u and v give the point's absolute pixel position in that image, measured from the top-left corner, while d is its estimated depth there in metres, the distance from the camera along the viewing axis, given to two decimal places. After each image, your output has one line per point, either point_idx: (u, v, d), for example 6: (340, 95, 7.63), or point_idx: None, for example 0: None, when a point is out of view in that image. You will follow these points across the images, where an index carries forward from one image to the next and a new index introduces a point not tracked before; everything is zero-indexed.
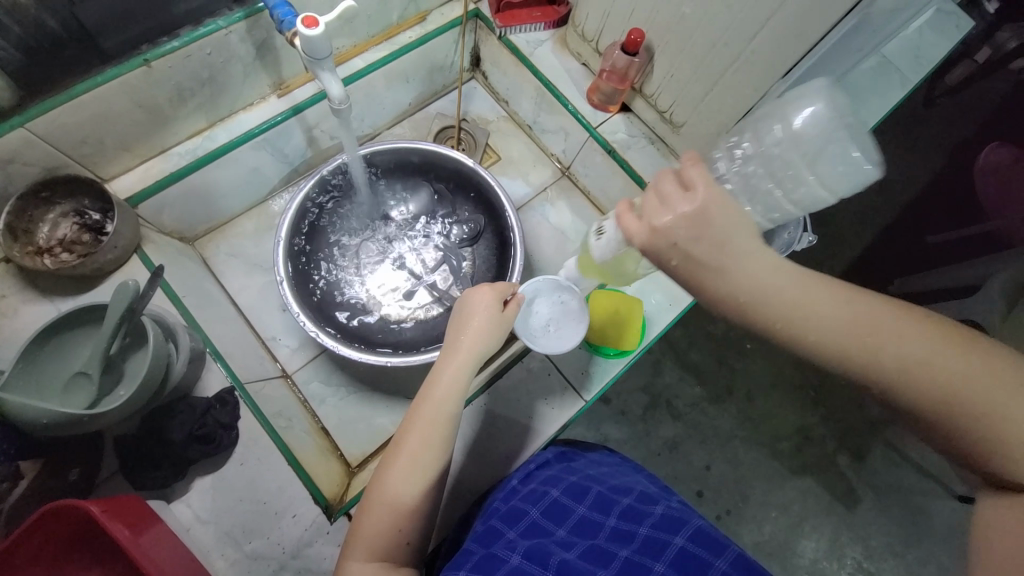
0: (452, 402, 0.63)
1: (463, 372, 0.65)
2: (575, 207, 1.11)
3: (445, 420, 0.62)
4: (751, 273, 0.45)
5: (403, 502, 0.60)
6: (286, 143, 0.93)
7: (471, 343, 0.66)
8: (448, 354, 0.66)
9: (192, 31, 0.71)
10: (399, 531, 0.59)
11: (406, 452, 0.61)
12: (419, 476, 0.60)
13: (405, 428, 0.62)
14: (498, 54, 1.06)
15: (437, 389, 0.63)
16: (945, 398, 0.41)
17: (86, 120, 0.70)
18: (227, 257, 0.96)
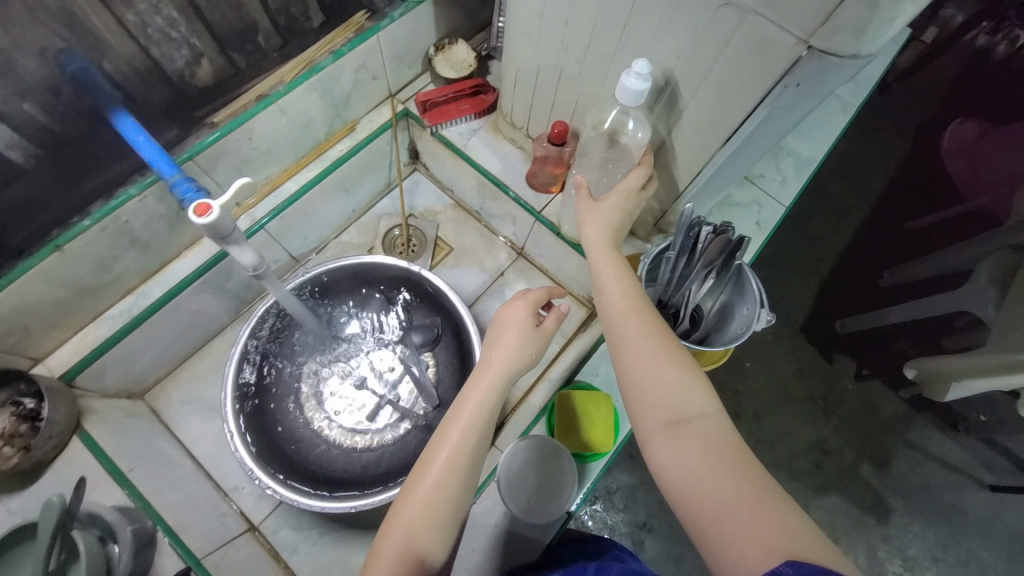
0: (481, 429, 0.59)
1: (494, 391, 0.61)
2: (535, 287, 1.07)
3: (472, 451, 0.58)
4: (599, 243, 0.69)
5: (422, 550, 0.54)
6: (227, 280, 0.90)
7: (501, 360, 0.63)
8: (479, 370, 0.63)
9: (103, 206, 0.70)
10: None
11: (431, 490, 0.55)
12: (453, 505, 0.56)
13: (429, 460, 0.58)
14: (434, 147, 1.05)
15: (466, 410, 0.60)
16: (653, 361, 0.57)
17: (6, 313, 0.68)
18: (181, 405, 0.92)
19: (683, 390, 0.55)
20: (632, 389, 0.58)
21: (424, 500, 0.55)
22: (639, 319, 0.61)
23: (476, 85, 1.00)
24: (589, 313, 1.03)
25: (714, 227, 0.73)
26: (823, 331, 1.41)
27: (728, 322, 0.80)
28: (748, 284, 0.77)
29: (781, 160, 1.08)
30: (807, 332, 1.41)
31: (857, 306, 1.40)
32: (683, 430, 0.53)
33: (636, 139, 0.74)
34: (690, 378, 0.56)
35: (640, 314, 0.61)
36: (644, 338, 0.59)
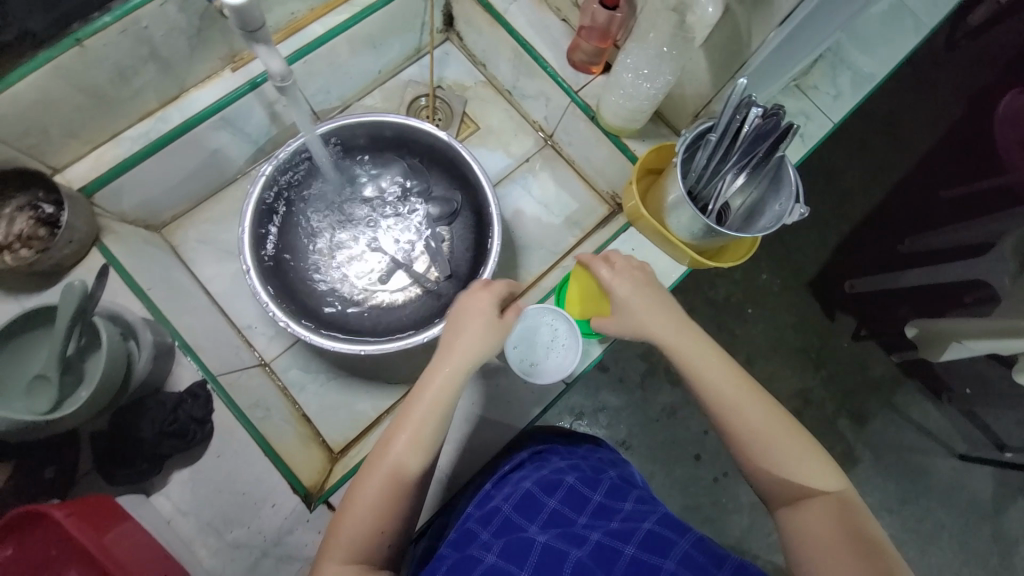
0: (443, 406, 0.63)
1: (454, 377, 0.64)
2: (559, 178, 1.04)
3: (429, 433, 0.62)
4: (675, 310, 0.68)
5: (383, 508, 0.59)
6: (247, 122, 0.88)
7: (466, 345, 0.65)
8: (444, 353, 0.66)
9: (124, 3, 0.66)
10: (379, 534, 0.59)
11: (393, 457, 0.61)
12: (411, 474, 0.61)
13: (392, 435, 0.62)
14: (471, 11, 0.97)
15: (432, 389, 0.63)
16: (752, 436, 0.61)
17: (22, 108, 0.66)
18: (198, 243, 0.92)
19: (795, 460, 0.60)
20: (744, 457, 0.62)
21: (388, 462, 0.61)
22: (731, 386, 0.63)
23: None
24: (610, 211, 1.01)
25: (765, 110, 0.69)
26: (834, 285, 1.38)
27: (756, 218, 0.77)
28: (786, 178, 0.74)
29: (839, 74, 1.00)
30: (815, 287, 1.38)
31: (868, 263, 1.38)
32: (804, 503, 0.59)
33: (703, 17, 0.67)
34: (801, 450, 0.61)
35: (734, 388, 0.63)
36: (741, 408, 0.62)
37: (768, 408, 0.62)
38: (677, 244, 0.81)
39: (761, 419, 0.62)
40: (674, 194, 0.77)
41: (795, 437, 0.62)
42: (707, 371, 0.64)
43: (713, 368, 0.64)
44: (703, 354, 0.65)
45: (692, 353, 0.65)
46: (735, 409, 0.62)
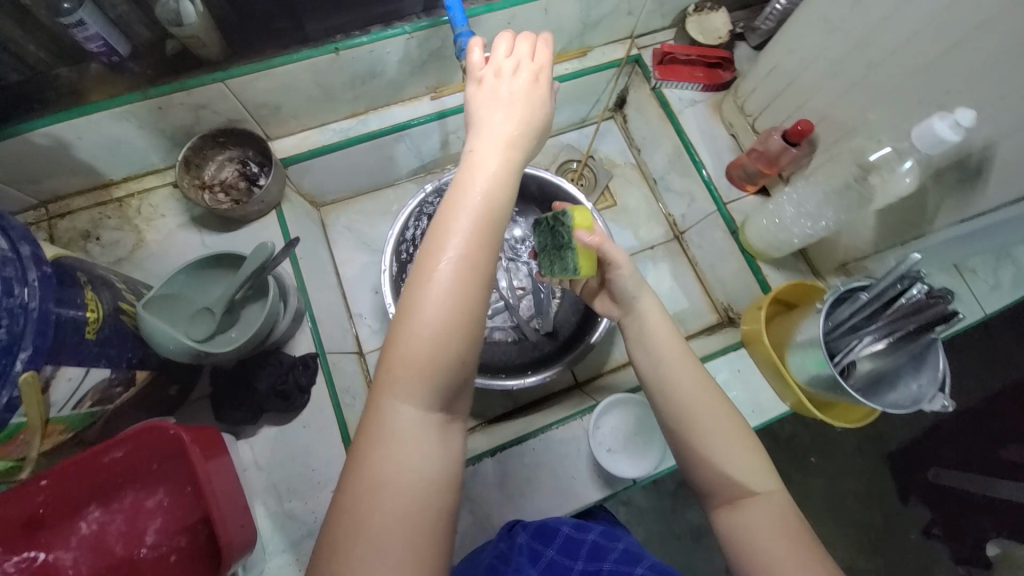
0: (492, 202, 0.47)
1: (491, 188, 0.47)
2: (677, 273, 1.06)
3: (477, 247, 0.45)
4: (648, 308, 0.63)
5: (456, 300, 0.44)
6: (424, 142, 0.98)
7: (495, 131, 0.51)
8: (473, 151, 0.49)
9: (380, 31, 0.78)
10: (455, 301, 0.44)
11: (452, 232, 0.45)
12: (458, 299, 0.44)
13: (440, 272, 0.44)
14: (646, 102, 1.04)
15: (473, 220, 0.45)
16: (690, 432, 0.55)
17: (272, 87, 0.79)
18: (344, 229, 1.03)
19: (740, 458, 0.54)
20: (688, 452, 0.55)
21: (430, 324, 0.43)
22: (681, 365, 0.58)
23: (720, 57, 0.97)
24: (718, 322, 1.01)
25: (930, 291, 0.67)
26: (916, 469, 1.26)
27: (886, 389, 0.73)
28: (930, 362, 0.70)
29: (1001, 268, 0.95)
30: (892, 460, 1.27)
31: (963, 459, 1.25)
32: (746, 504, 0.52)
33: (894, 184, 0.67)
34: (746, 450, 0.54)
35: (689, 380, 0.57)
36: (674, 394, 0.57)
37: (714, 401, 0.56)
38: (790, 383, 0.79)
39: (701, 412, 0.56)
40: (803, 334, 0.76)
41: (738, 427, 0.56)
42: (657, 355, 0.59)
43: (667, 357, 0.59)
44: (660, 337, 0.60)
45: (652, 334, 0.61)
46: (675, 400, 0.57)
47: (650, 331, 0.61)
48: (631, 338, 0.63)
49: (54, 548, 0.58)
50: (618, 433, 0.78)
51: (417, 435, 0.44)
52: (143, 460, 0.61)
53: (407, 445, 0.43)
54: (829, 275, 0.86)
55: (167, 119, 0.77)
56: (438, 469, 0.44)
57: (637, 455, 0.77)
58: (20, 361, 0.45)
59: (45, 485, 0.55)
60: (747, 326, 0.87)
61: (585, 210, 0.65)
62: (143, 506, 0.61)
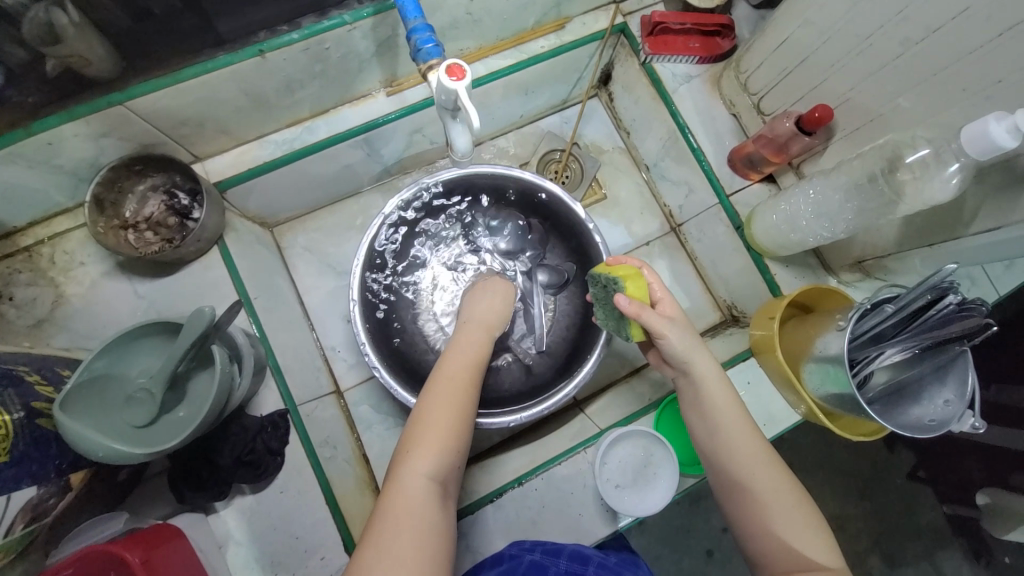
0: (474, 367, 0.65)
1: (477, 352, 0.66)
2: (676, 270, 0.97)
3: (471, 379, 0.64)
4: (699, 367, 0.61)
5: (453, 424, 0.60)
6: (385, 145, 0.85)
7: (485, 314, 0.71)
8: (469, 325, 0.70)
9: (315, 23, 0.63)
10: (450, 434, 0.59)
11: (449, 371, 0.64)
12: (455, 425, 0.60)
13: (444, 382, 0.62)
14: (634, 79, 0.92)
15: (473, 341, 0.67)
16: (743, 487, 0.58)
17: (190, 103, 0.65)
18: (303, 250, 0.91)
19: (796, 524, 0.55)
20: (740, 508, 0.58)
21: (431, 430, 0.59)
22: (740, 434, 0.59)
23: (718, 23, 0.84)
24: (721, 320, 0.95)
25: (964, 300, 0.61)
26: None
27: (911, 405, 0.67)
28: (960, 374, 0.64)
29: None
30: None
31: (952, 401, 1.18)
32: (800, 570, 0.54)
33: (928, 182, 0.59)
34: (800, 514, 0.56)
35: (740, 437, 0.59)
36: (728, 449, 0.59)
37: (766, 460, 0.58)
38: (804, 397, 0.72)
39: (755, 470, 0.58)
40: (819, 347, 0.69)
41: (787, 484, 0.58)
42: (708, 408, 0.60)
43: (719, 410, 0.60)
44: (714, 391, 0.60)
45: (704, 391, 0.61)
46: (728, 455, 0.59)
47: (709, 401, 0.61)
48: (686, 404, 0.63)
49: None
50: (626, 463, 0.74)
51: (423, 517, 0.54)
52: (106, 564, 0.51)
53: (418, 525, 0.54)
54: (842, 273, 0.80)
55: (64, 153, 0.63)
56: (434, 540, 0.54)
57: (648, 483, 0.72)
58: None
59: None
60: (757, 332, 0.80)
61: (637, 277, 0.63)
62: None
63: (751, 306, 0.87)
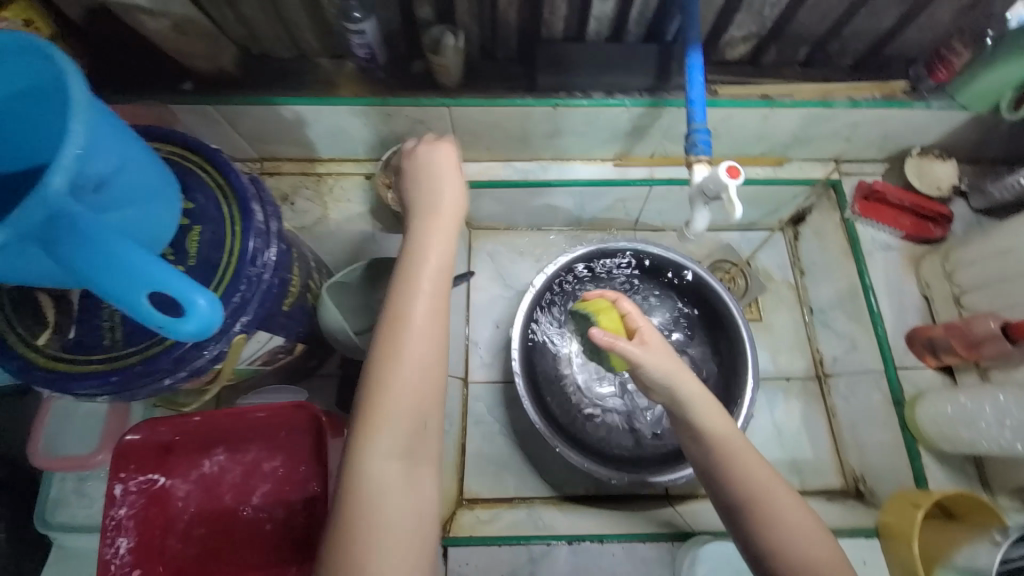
0: (443, 282, 0.52)
1: (437, 270, 0.52)
2: (809, 418, 0.95)
3: (434, 312, 0.50)
4: (682, 382, 0.60)
5: (426, 373, 0.48)
6: (591, 201, 0.99)
7: (454, 222, 0.56)
8: (431, 233, 0.54)
9: (602, 98, 0.80)
10: (417, 389, 0.48)
11: (408, 310, 0.49)
12: (422, 379, 0.48)
13: (398, 327, 0.49)
14: (828, 230, 0.97)
15: (425, 289, 0.51)
16: (755, 521, 0.55)
17: (485, 120, 0.83)
18: (486, 256, 1.06)
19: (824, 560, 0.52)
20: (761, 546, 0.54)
21: (396, 386, 0.47)
22: (753, 465, 0.57)
23: (938, 212, 0.89)
24: (841, 488, 0.90)
25: None
26: None
27: None
28: None
29: None
30: None
31: None
32: None
33: None
34: (826, 550, 0.53)
35: (753, 476, 0.56)
36: (740, 489, 0.56)
37: (779, 497, 0.55)
38: None
39: (771, 506, 0.55)
40: (963, 562, 0.64)
41: (807, 519, 0.55)
42: (716, 449, 0.58)
43: (721, 441, 0.58)
44: (715, 423, 0.59)
45: (707, 420, 0.59)
46: (737, 488, 0.56)
47: (709, 432, 0.59)
48: (681, 431, 0.62)
49: (172, 474, 0.64)
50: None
51: (393, 483, 0.45)
52: (295, 415, 0.65)
53: (379, 502, 0.44)
54: (998, 494, 0.77)
55: (388, 124, 0.84)
56: (416, 502, 0.46)
57: None
58: (240, 324, 0.50)
59: (196, 422, 0.63)
60: (888, 517, 0.75)
61: (610, 310, 0.71)
62: (259, 467, 0.66)
63: (886, 486, 0.83)
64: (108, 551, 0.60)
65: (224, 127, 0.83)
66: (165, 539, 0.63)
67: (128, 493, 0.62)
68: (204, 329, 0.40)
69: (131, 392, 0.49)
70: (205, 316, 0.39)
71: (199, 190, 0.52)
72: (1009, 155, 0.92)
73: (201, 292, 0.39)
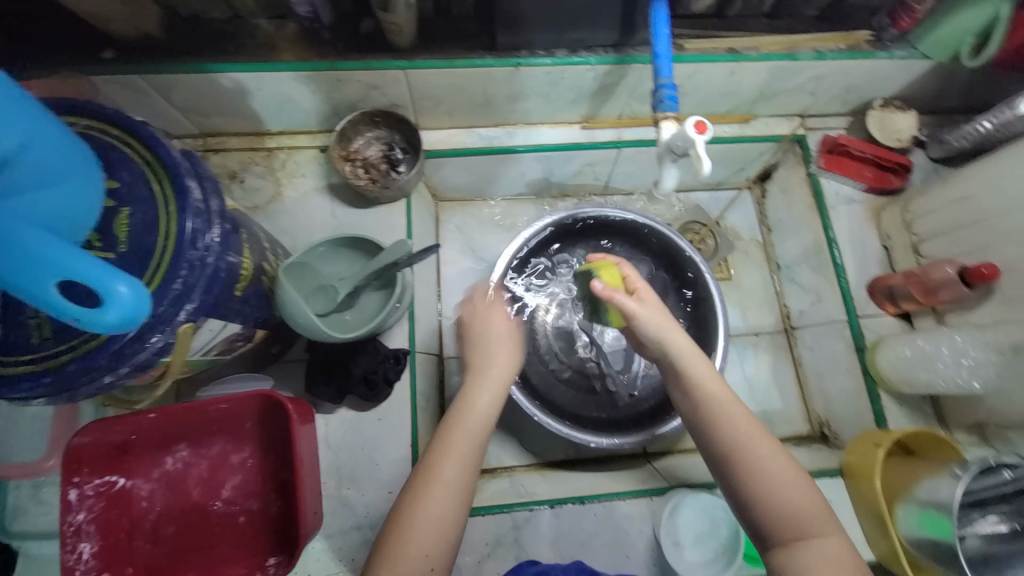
0: (482, 434, 0.60)
1: (483, 407, 0.61)
2: (778, 370, 0.98)
3: (470, 464, 0.58)
4: (679, 343, 0.62)
5: (452, 522, 0.56)
6: (559, 167, 0.97)
7: (499, 369, 0.64)
8: (477, 374, 0.64)
9: (565, 56, 0.76)
10: (438, 534, 0.55)
11: (445, 463, 0.57)
12: (446, 520, 0.56)
13: (434, 475, 0.57)
14: (794, 186, 0.98)
15: (463, 449, 0.58)
16: (737, 467, 0.56)
17: (444, 84, 0.79)
18: (454, 229, 1.02)
19: (803, 509, 0.54)
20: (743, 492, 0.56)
21: (421, 529, 0.55)
22: (737, 414, 0.58)
23: (897, 162, 0.90)
24: (808, 434, 0.94)
25: None
26: None
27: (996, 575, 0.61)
28: None
29: None
30: None
31: None
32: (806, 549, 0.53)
33: None
34: (807, 500, 0.55)
35: (738, 422, 0.58)
36: (723, 437, 0.58)
37: (764, 445, 0.57)
38: (892, 539, 0.71)
39: (756, 451, 0.56)
40: (923, 491, 0.68)
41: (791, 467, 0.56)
42: (702, 397, 0.60)
43: (707, 390, 0.60)
44: (703, 375, 0.60)
45: (693, 370, 0.61)
46: (721, 434, 0.58)
47: (695, 384, 0.60)
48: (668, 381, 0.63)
49: (133, 475, 0.61)
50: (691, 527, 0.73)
51: None
52: (259, 402, 0.62)
53: None
54: (953, 429, 0.81)
55: (340, 91, 0.79)
56: None
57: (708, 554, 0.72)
58: (184, 312, 0.46)
59: (152, 418, 0.59)
60: (855, 457, 0.79)
61: (612, 268, 0.71)
62: (227, 461, 0.64)
63: (849, 429, 0.87)
64: (70, 558, 0.56)
65: (158, 100, 0.76)
66: (133, 541, 0.60)
67: (86, 498, 0.58)
68: (130, 319, 0.36)
69: (72, 392, 0.45)
70: (129, 303, 0.36)
71: (124, 167, 0.47)
72: (965, 105, 0.94)
73: (119, 277, 0.36)
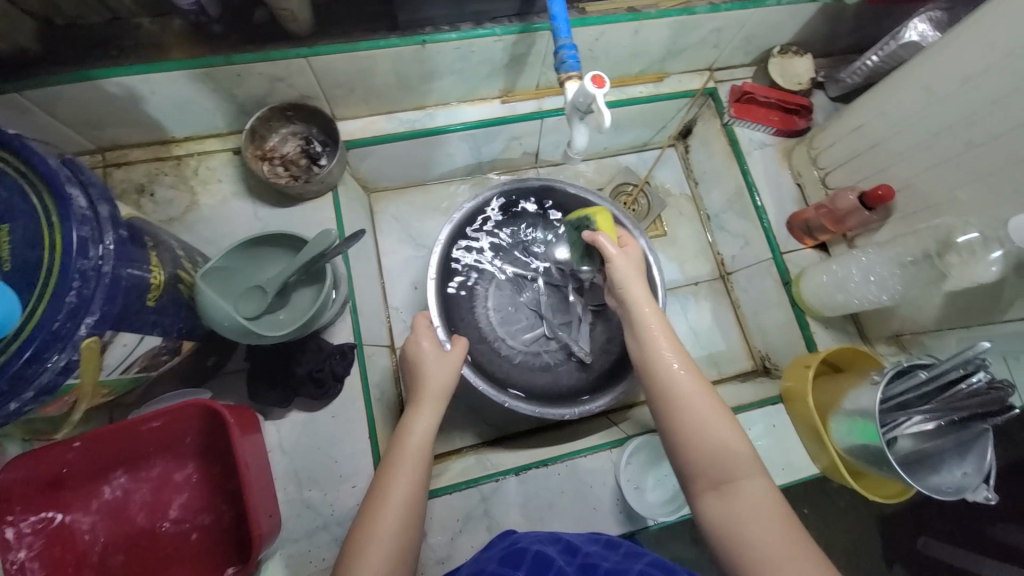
0: (425, 447, 0.65)
1: (426, 424, 0.68)
2: (719, 313, 1.04)
3: (419, 474, 0.63)
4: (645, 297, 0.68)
5: (409, 528, 0.59)
6: (485, 144, 0.97)
7: (440, 385, 0.72)
8: (414, 407, 0.70)
9: (470, 29, 0.76)
10: (393, 540, 0.57)
11: (396, 477, 0.62)
12: (405, 529, 0.59)
13: (385, 486, 0.61)
14: (712, 137, 1.02)
15: (409, 468, 0.63)
16: (667, 407, 0.60)
17: (352, 69, 0.77)
18: (390, 219, 1.01)
19: (729, 449, 0.56)
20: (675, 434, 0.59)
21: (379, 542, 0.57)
22: (674, 357, 0.62)
23: (799, 103, 0.95)
24: (752, 369, 1.00)
25: (992, 380, 0.66)
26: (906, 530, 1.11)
27: (929, 473, 0.69)
28: (979, 449, 0.67)
29: None
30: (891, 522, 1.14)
31: None
32: (728, 491, 0.54)
33: (980, 270, 0.66)
34: (733, 440, 0.57)
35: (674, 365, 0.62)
36: (660, 379, 0.62)
37: (696, 385, 0.60)
38: (829, 451, 0.76)
39: (686, 390, 0.60)
40: (850, 402, 0.74)
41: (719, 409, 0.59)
42: (646, 341, 0.64)
43: (653, 333, 0.65)
44: (651, 322, 0.66)
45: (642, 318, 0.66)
46: (657, 374, 0.62)
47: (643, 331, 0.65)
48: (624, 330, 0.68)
49: (71, 509, 0.58)
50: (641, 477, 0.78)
51: None
52: (192, 411, 0.59)
53: None
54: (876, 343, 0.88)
55: (243, 87, 0.75)
56: None
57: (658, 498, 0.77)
58: (84, 326, 0.44)
59: (78, 447, 0.56)
60: (791, 381, 0.84)
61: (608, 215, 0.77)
62: (170, 480, 0.62)
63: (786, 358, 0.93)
64: None
65: (41, 117, 0.71)
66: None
67: (24, 536, 0.54)
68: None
69: None
70: None
71: None
72: (854, 44, 1.00)
73: None
